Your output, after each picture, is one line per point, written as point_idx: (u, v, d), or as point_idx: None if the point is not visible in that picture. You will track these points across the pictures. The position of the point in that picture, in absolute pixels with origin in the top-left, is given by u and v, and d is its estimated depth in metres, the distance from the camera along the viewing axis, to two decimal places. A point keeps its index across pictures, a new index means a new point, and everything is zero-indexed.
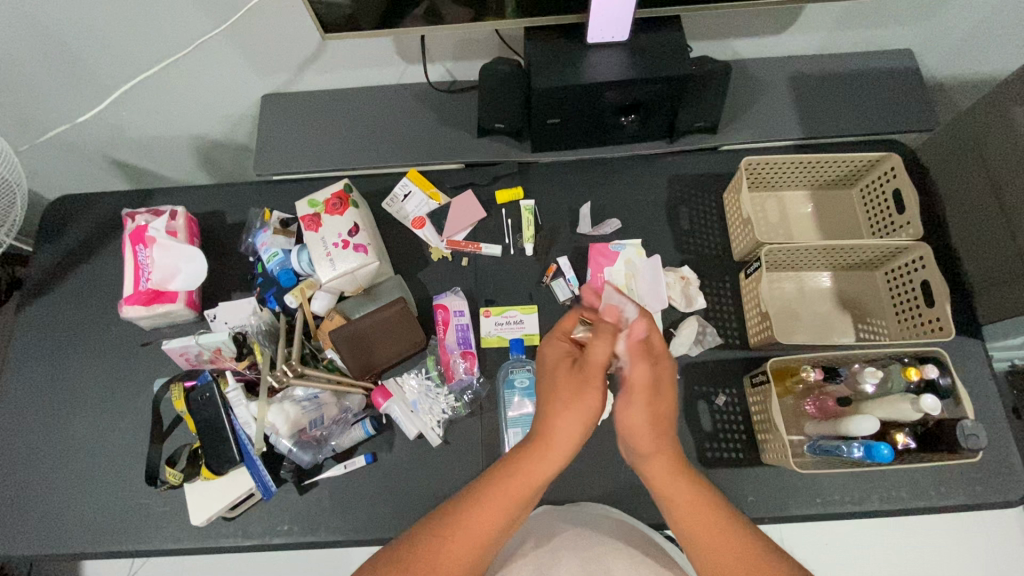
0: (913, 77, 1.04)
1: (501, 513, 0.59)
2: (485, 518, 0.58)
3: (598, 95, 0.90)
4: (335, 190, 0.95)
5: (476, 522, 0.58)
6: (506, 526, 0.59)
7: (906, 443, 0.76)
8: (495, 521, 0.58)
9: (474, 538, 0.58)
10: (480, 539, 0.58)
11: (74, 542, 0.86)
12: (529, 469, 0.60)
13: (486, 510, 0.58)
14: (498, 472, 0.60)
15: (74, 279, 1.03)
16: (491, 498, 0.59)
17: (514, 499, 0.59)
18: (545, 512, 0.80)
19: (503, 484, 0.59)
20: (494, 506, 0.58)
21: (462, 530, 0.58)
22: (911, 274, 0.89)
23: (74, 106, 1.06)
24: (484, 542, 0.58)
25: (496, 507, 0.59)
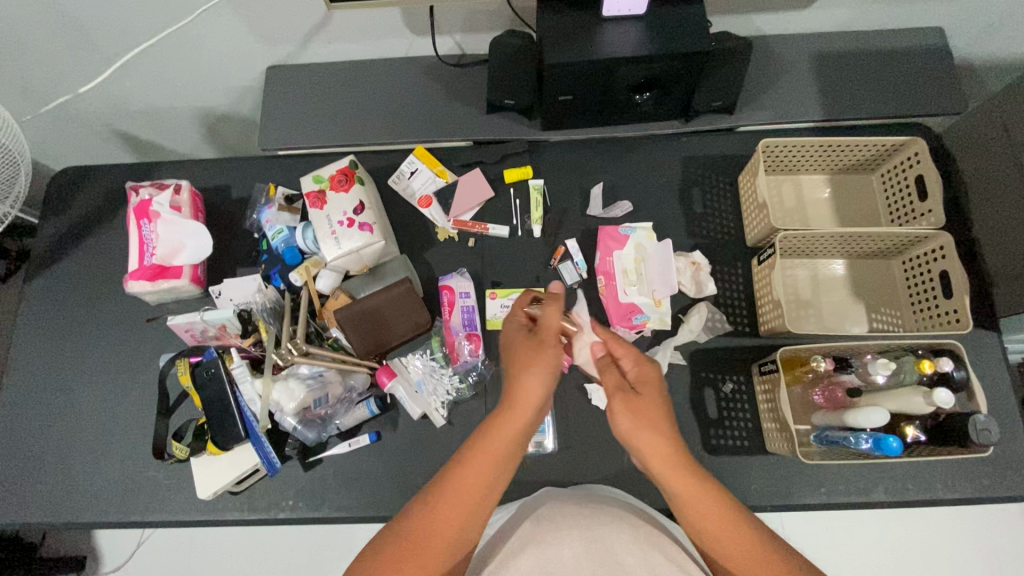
0: (944, 57, 1.00)
1: (489, 469, 0.60)
2: (474, 477, 0.59)
3: (613, 71, 0.86)
4: (340, 166, 0.93)
5: (465, 483, 0.59)
6: (495, 484, 0.60)
7: (916, 436, 0.75)
8: (484, 477, 0.60)
9: (466, 499, 0.59)
10: (472, 497, 0.59)
11: (83, 512, 0.88)
12: (502, 423, 0.62)
13: (472, 469, 0.59)
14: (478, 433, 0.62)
15: (80, 252, 1.02)
16: (476, 457, 0.60)
17: (499, 454, 0.61)
18: (546, 489, 0.79)
19: (484, 440, 0.61)
20: (479, 464, 0.60)
21: (452, 494, 0.59)
22: (929, 264, 0.87)
23: (76, 76, 1.04)
24: (477, 502, 0.59)
25: (484, 466, 0.60)
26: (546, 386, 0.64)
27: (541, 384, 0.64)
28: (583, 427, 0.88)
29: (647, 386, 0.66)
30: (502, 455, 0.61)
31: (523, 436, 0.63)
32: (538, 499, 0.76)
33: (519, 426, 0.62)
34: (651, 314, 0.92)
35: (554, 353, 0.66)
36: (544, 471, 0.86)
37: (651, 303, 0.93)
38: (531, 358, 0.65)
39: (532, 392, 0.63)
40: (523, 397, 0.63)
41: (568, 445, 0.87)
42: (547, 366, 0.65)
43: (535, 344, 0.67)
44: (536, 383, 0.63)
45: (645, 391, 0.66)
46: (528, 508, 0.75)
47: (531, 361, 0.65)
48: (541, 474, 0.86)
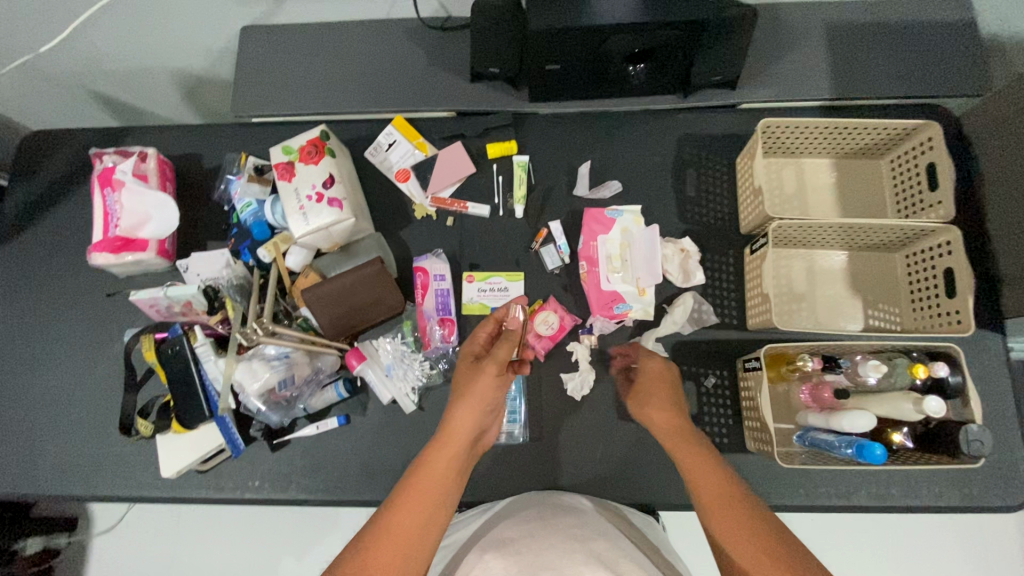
0: (971, 32, 0.91)
1: (426, 506, 0.59)
2: (410, 514, 0.58)
3: (603, 38, 0.79)
4: (311, 137, 0.88)
5: (401, 523, 0.57)
6: (433, 519, 0.58)
7: (903, 443, 0.71)
8: (422, 516, 0.58)
9: (405, 540, 0.56)
10: (412, 529, 0.57)
11: (51, 486, 0.87)
12: (433, 457, 0.62)
13: (408, 506, 0.58)
14: (413, 470, 0.62)
15: (48, 220, 0.99)
16: (411, 492, 0.59)
17: (434, 488, 0.60)
18: (522, 501, 0.76)
19: (415, 476, 0.61)
20: (412, 504, 0.58)
21: (390, 532, 0.57)
22: (933, 260, 0.81)
23: (39, 33, 0.98)
24: (416, 543, 0.57)
25: (421, 504, 0.59)
26: (479, 417, 0.65)
27: (475, 415, 0.65)
28: (556, 418, 0.85)
29: (656, 381, 0.76)
30: (438, 491, 0.60)
31: (457, 471, 0.62)
32: (502, 515, 0.72)
33: (452, 462, 0.62)
34: (634, 303, 0.88)
35: (489, 384, 0.66)
36: (516, 462, 0.84)
37: (634, 292, 0.88)
38: (467, 388, 0.66)
39: (468, 427, 0.64)
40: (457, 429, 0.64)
41: (542, 435, 0.85)
42: (478, 398, 0.65)
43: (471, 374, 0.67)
44: (469, 415, 0.64)
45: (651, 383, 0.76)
46: (498, 519, 0.71)
47: (469, 391, 0.66)
48: (512, 464, 0.84)
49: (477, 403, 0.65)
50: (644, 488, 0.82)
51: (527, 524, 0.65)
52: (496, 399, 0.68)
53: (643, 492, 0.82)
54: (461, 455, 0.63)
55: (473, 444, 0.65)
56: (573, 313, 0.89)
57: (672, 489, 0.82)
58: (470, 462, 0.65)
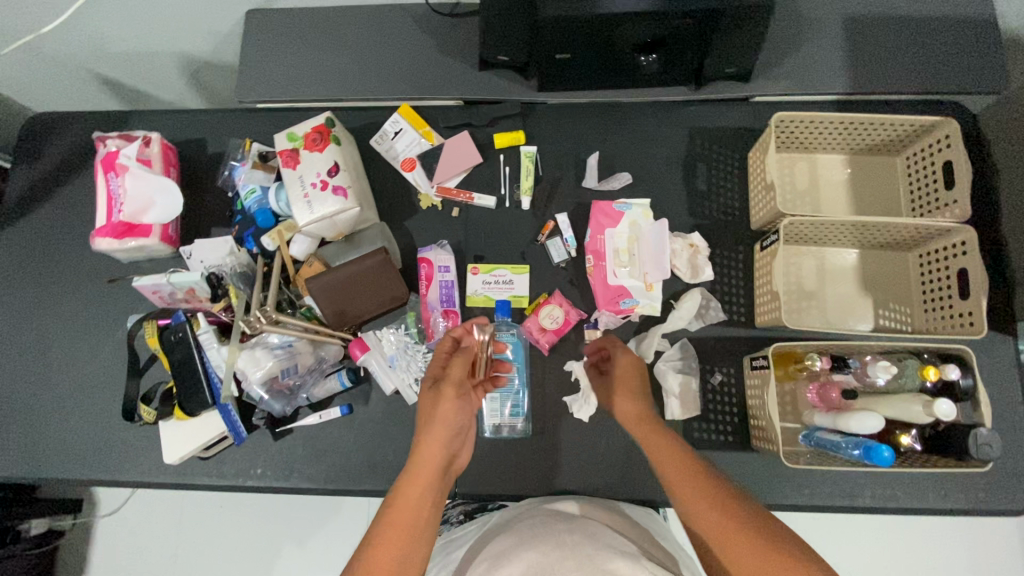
0: (992, 27, 0.88)
1: (402, 543, 0.54)
2: (386, 553, 0.53)
3: (614, 27, 0.78)
4: (316, 124, 0.86)
5: (378, 564, 0.52)
6: (412, 555, 0.54)
7: (912, 446, 0.70)
8: (397, 554, 0.53)
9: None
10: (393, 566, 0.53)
11: (55, 469, 0.88)
12: (402, 490, 0.58)
13: (382, 543, 0.54)
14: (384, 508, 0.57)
15: (51, 204, 0.98)
16: (386, 531, 0.55)
17: (407, 523, 0.55)
18: (517, 511, 0.72)
19: (388, 513, 0.56)
20: (388, 541, 0.54)
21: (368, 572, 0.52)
22: (948, 260, 0.79)
23: (41, 14, 0.96)
24: None
25: (397, 541, 0.54)
26: (446, 444, 0.61)
27: (442, 446, 0.61)
28: (559, 412, 0.85)
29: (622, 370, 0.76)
30: (411, 526, 0.55)
31: (430, 504, 0.58)
32: (499, 526, 0.70)
33: (425, 494, 0.58)
34: (641, 299, 0.87)
35: (450, 408, 0.63)
36: (519, 455, 0.83)
37: (641, 287, 0.87)
38: (430, 416, 0.62)
39: (438, 455, 0.60)
40: (425, 459, 0.60)
41: (545, 429, 0.84)
42: (445, 423, 0.62)
43: (432, 403, 0.64)
44: (434, 445, 0.60)
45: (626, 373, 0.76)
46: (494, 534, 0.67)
47: (432, 417, 0.62)
48: (515, 459, 0.84)
49: (443, 429, 0.61)
50: (647, 484, 0.82)
51: (522, 530, 0.62)
52: (461, 423, 0.64)
53: (646, 488, 0.82)
54: (432, 486, 0.58)
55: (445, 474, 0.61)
56: (579, 307, 0.88)
57: None
58: (444, 493, 0.60)
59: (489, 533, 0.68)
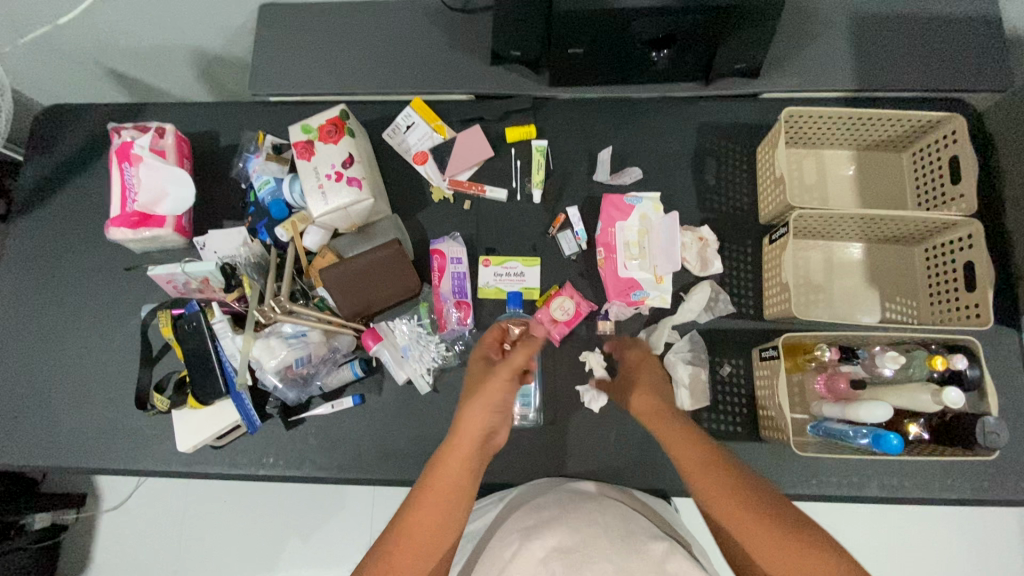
0: (997, 25, 0.90)
1: (438, 510, 0.58)
2: (424, 518, 0.57)
3: (627, 22, 0.79)
4: (330, 116, 0.87)
5: (419, 524, 0.57)
6: (449, 520, 0.58)
7: (918, 435, 0.72)
8: (434, 518, 0.58)
9: (421, 542, 0.57)
10: (425, 534, 0.57)
11: (68, 458, 0.88)
12: (444, 460, 0.60)
13: (423, 509, 0.58)
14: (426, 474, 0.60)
15: (64, 195, 0.99)
16: (425, 495, 0.58)
17: (446, 492, 0.58)
18: (540, 486, 0.76)
19: (429, 479, 0.59)
20: (424, 508, 0.58)
21: (408, 535, 0.57)
22: (954, 253, 0.81)
23: (56, 6, 0.97)
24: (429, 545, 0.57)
25: (433, 509, 0.58)
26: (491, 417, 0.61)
27: (488, 420, 0.61)
28: (569, 403, 0.86)
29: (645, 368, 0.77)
30: (448, 494, 0.59)
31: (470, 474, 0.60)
32: (521, 499, 0.74)
33: (463, 463, 0.60)
34: (651, 291, 0.88)
35: (498, 388, 0.62)
36: (530, 445, 0.84)
37: (651, 279, 0.88)
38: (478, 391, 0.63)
39: (481, 428, 0.61)
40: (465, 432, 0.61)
41: (555, 420, 0.85)
42: (490, 399, 0.62)
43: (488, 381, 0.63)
44: (481, 420, 0.61)
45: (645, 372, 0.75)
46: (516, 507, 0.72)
47: (482, 394, 0.62)
48: (526, 449, 0.85)
49: (489, 404, 0.62)
50: (658, 474, 0.83)
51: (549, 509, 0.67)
52: (509, 399, 0.64)
53: (656, 478, 0.83)
54: (472, 460, 0.60)
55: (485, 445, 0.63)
56: (589, 299, 0.89)
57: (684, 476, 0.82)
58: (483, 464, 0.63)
59: (510, 506, 0.73)
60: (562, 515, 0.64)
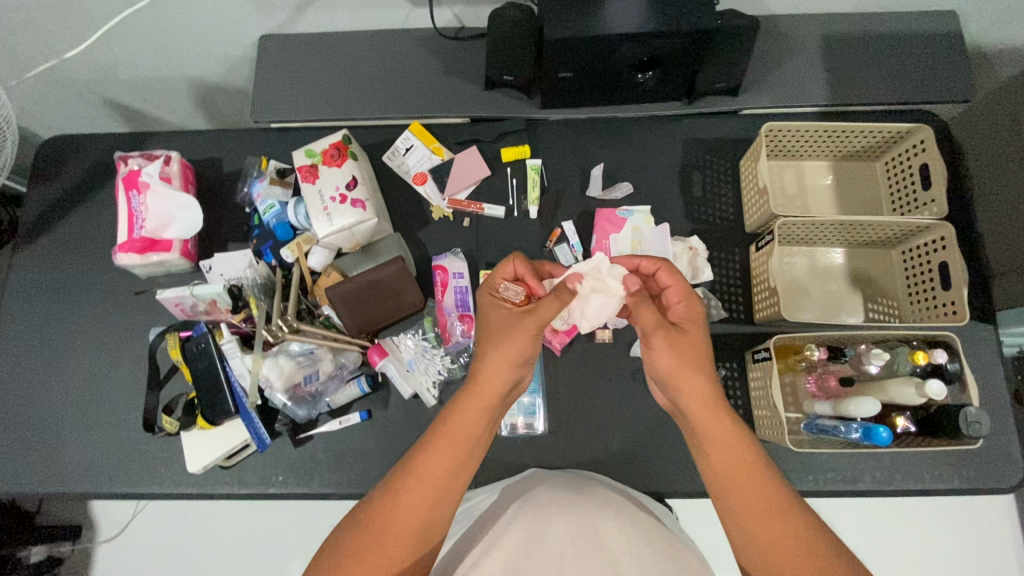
0: (957, 43, 0.97)
1: (447, 459, 0.62)
2: (435, 465, 0.61)
3: (614, 48, 0.84)
4: (333, 141, 0.91)
5: (428, 472, 0.61)
6: (456, 474, 0.62)
7: (906, 427, 0.76)
8: (444, 466, 0.62)
9: (428, 490, 0.61)
10: (434, 485, 0.61)
11: (74, 483, 0.88)
12: (462, 408, 0.64)
13: (435, 456, 0.62)
14: (443, 419, 0.64)
15: (69, 223, 1.01)
16: (439, 443, 0.62)
17: (460, 441, 0.63)
18: (542, 474, 0.81)
19: (445, 426, 0.63)
20: (439, 452, 0.62)
21: (415, 480, 0.61)
22: (929, 255, 0.86)
23: (62, 41, 1.00)
24: (441, 489, 0.61)
25: (445, 454, 0.62)
26: (511, 371, 0.66)
27: (509, 367, 0.65)
28: (572, 410, 0.88)
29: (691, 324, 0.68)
30: (461, 441, 0.63)
31: (486, 423, 0.65)
32: (528, 483, 0.79)
33: (480, 410, 0.64)
34: None
35: (525, 343, 0.65)
36: (534, 453, 0.87)
37: None
38: (501, 339, 0.66)
39: (501, 378, 0.65)
40: (485, 379, 0.65)
41: (559, 427, 0.88)
42: (513, 352, 0.65)
43: (515, 329, 0.66)
44: (500, 369, 0.65)
45: (691, 330, 0.67)
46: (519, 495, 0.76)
47: (502, 340, 0.66)
48: (532, 457, 0.87)
49: (510, 357, 0.65)
50: (660, 477, 0.85)
51: (558, 496, 0.74)
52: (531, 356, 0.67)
53: (658, 480, 0.85)
54: (490, 407, 0.65)
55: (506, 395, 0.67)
56: None
57: (685, 477, 0.85)
58: (499, 411, 0.67)
59: (510, 492, 0.78)
60: (569, 516, 0.70)
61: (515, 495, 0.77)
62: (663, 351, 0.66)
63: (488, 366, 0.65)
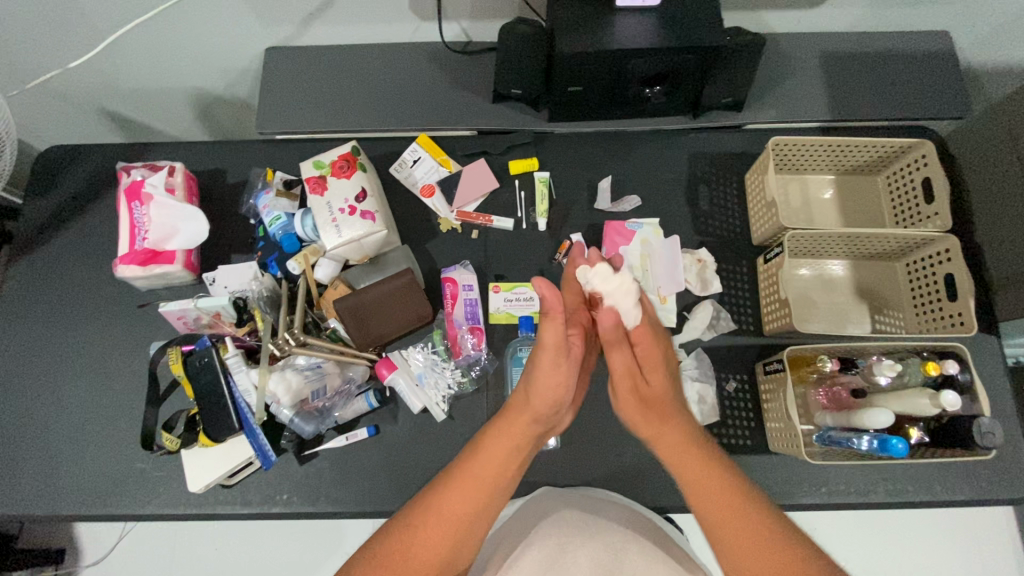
0: (951, 61, 1.00)
1: (470, 501, 0.60)
2: (459, 504, 0.60)
3: (621, 63, 0.85)
4: (342, 152, 0.90)
5: (450, 508, 0.60)
6: (483, 515, 0.61)
7: (920, 437, 0.76)
8: (466, 508, 0.60)
9: (450, 525, 0.59)
10: (455, 523, 0.59)
11: (66, 506, 0.85)
12: (495, 446, 0.64)
13: (458, 495, 0.60)
14: (475, 454, 0.64)
15: (67, 235, 0.98)
16: (464, 482, 0.61)
17: (487, 482, 0.62)
18: (556, 495, 0.79)
19: (471, 464, 0.63)
20: (465, 489, 0.61)
21: (434, 518, 0.59)
22: (933, 267, 0.87)
23: (63, 52, 0.99)
24: (466, 526, 0.59)
25: (471, 492, 0.61)
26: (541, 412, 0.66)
27: (547, 396, 0.65)
28: (584, 424, 0.87)
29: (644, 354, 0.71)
30: (487, 482, 0.62)
31: (514, 464, 0.64)
32: (545, 505, 0.76)
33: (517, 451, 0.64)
34: (658, 311, 0.92)
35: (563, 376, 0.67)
36: (546, 468, 0.85)
37: (656, 300, 0.92)
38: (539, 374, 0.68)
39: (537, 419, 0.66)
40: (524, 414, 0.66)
41: (571, 441, 0.86)
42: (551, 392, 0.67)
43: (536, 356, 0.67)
44: (532, 409, 0.65)
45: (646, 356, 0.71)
46: (534, 517, 0.74)
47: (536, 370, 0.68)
48: (543, 472, 0.85)
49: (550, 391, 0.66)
50: (672, 492, 0.84)
51: (575, 520, 0.72)
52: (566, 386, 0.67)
53: (673, 495, 0.84)
54: (519, 447, 0.65)
55: (537, 439, 0.67)
56: None
57: None
58: (528, 453, 0.66)
59: (525, 514, 0.76)
60: (584, 540, 0.68)
61: (532, 518, 0.74)
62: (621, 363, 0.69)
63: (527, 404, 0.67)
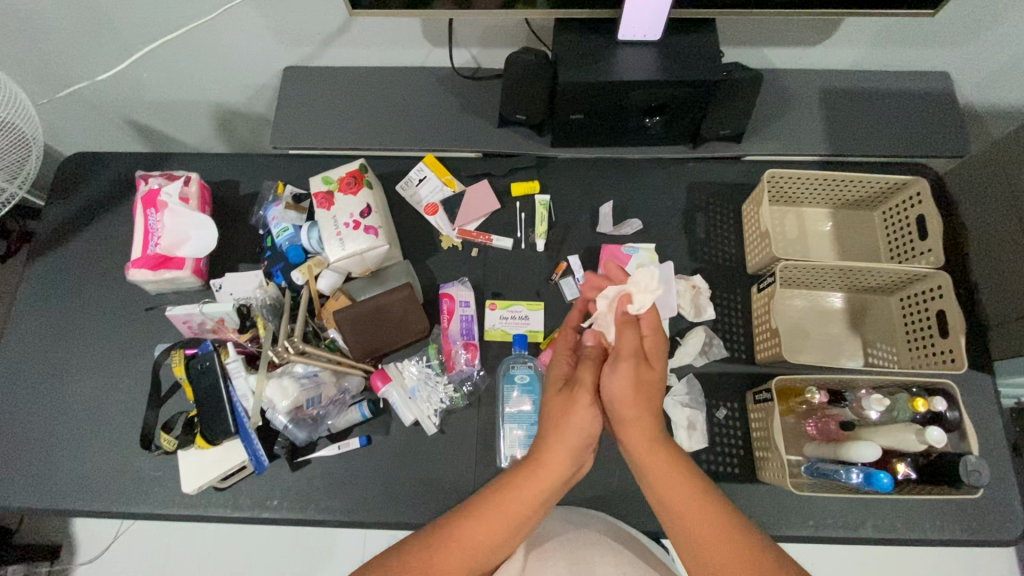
0: (949, 101, 1.02)
1: (490, 535, 0.59)
2: (477, 533, 0.59)
3: (624, 93, 0.88)
4: (350, 169, 0.94)
5: (465, 541, 0.59)
6: (498, 547, 0.60)
7: (906, 473, 0.76)
8: (484, 542, 0.59)
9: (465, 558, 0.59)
10: (470, 554, 0.59)
11: (64, 500, 0.87)
12: (516, 488, 0.61)
13: (478, 525, 0.59)
14: (493, 492, 0.61)
15: (83, 237, 1.02)
16: (487, 514, 0.60)
17: (513, 519, 0.60)
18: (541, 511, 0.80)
19: (495, 500, 0.61)
20: (485, 522, 0.59)
21: (455, 545, 0.59)
22: (926, 303, 0.88)
23: (93, 65, 1.05)
24: (480, 556, 0.59)
25: (488, 526, 0.59)
26: (572, 455, 0.63)
27: (580, 432, 0.64)
28: None
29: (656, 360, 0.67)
30: (512, 520, 0.60)
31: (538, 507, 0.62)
32: None
33: (541, 494, 0.62)
34: None
35: (580, 419, 0.64)
36: None
37: None
38: (564, 416, 0.64)
39: (561, 469, 0.63)
40: (547, 463, 0.63)
41: None
42: (573, 433, 0.63)
43: (566, 400, 0.65)
44: (563, 447, 0.63)
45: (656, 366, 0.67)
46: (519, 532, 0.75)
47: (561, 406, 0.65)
48: None
49: (571, 433, 0.63)
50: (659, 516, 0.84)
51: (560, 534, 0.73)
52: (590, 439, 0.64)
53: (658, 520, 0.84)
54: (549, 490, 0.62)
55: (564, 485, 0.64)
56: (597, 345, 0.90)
57: None
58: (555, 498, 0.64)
59: None
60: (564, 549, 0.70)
61: None
62: (625, 377, 0.64)
63: (550, 451, 0.63)
